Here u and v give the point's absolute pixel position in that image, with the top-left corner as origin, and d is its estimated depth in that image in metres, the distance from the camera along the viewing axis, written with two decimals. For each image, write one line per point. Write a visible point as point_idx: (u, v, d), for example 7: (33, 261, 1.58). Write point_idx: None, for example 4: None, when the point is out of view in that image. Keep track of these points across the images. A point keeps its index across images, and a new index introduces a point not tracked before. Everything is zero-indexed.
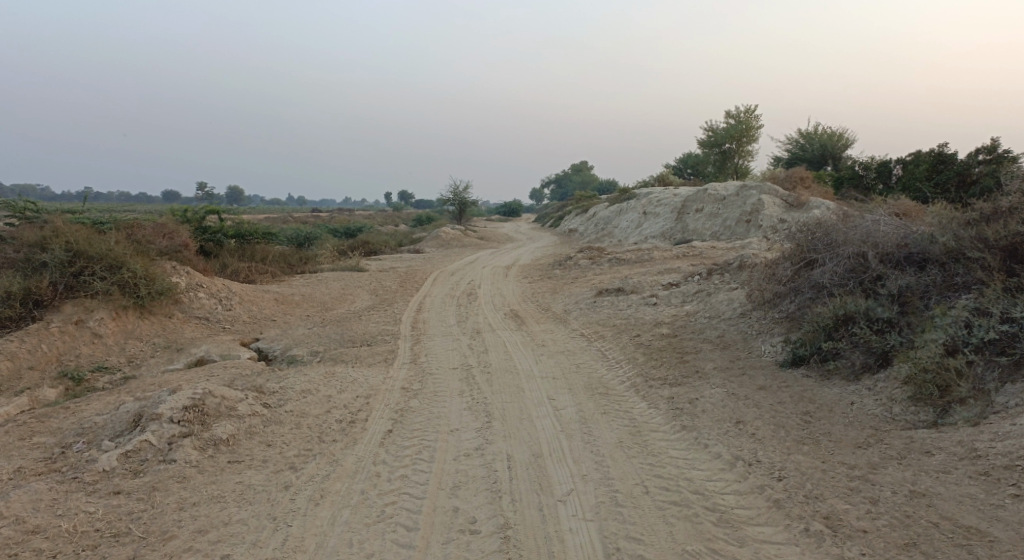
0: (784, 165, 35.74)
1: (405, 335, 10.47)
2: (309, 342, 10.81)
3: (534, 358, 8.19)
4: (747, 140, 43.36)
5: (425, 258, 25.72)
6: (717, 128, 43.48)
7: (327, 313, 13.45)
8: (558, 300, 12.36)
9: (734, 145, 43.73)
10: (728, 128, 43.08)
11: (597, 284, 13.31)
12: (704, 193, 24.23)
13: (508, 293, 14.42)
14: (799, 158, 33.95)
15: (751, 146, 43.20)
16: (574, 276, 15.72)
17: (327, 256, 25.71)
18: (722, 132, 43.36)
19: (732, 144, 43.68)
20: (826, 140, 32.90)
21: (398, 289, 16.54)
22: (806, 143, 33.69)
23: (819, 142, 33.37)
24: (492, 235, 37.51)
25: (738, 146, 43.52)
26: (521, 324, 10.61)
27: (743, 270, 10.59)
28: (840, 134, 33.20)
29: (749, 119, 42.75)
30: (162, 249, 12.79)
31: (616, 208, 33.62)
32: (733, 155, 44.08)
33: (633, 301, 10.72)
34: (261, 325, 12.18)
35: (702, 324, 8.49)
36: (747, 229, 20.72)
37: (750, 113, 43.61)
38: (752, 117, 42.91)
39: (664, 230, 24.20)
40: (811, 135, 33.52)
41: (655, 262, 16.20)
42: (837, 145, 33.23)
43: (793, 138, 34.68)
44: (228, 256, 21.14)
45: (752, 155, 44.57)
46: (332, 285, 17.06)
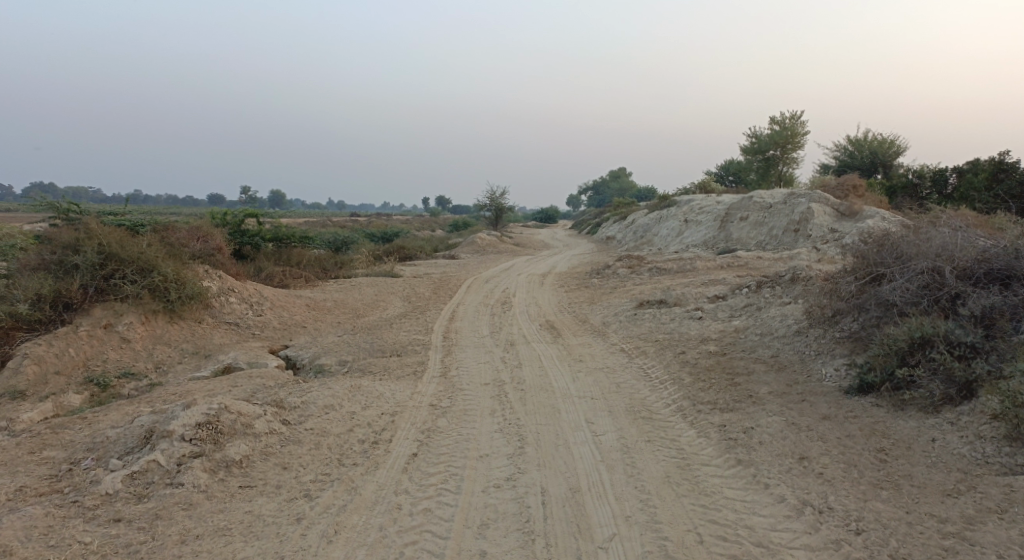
0: (830, 172, 34.60)
1: (437, 346, 10.07)
2: (338, 351, 10.48)
3: (571, 375, 7.68)
4: (792, 147, 42.14)
5: (460, 264, 25.38)
6: (761, 134, 42.36)
7: (358, 320, 13.15)
8: (597, 311, 11.83)
9: (778, 151, 42.53)
10: (772, 134, 41.95)
11: (638, 295, 12.72)
12: (748, 201, 23.41)
13: (544, 303, 13.93)
14: (847, 165, 32.77)
15: (796, 153, 41.96)
16: (613, 286, 15.16)
17: (362, 261, 25.58)
18: (766, 139, 42.23)
19: (775, 151, 42.51)
20: (876, 147, 31.69)
21: (432, 296, 16.19)
22: (854, 149, 32.50)
23: (868, 148, 32.15)
24: (529, 241, 37.09)
25: (782, 153, 42.33)
26: (558, 336, 10.11)
27: (796, 284, 9.92)
28: (890, 141, 31.93)
29: (795, 125, 41.55)
30: (195, 252, 12.64)
31: (656, 215, 32.88)
32: (777, 162, 42.88)
33: (676, 315, 10.13)
34: (291, 331, 11.93)
35: (753, 342, 7.88)
36: (795, 239, 19.94)
37: (795, 119, 42.41)
38: (797, 123, 41.70)
39: (707, 239, 23.47)
40: (860, 141, 32.31)
41: (698, 273, 15.55)
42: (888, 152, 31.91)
43: (841, 145, 33.50)
44: (264, 260, 21.12)
45: (797, 162, 43.31)
46: (365, 291, 16.81)
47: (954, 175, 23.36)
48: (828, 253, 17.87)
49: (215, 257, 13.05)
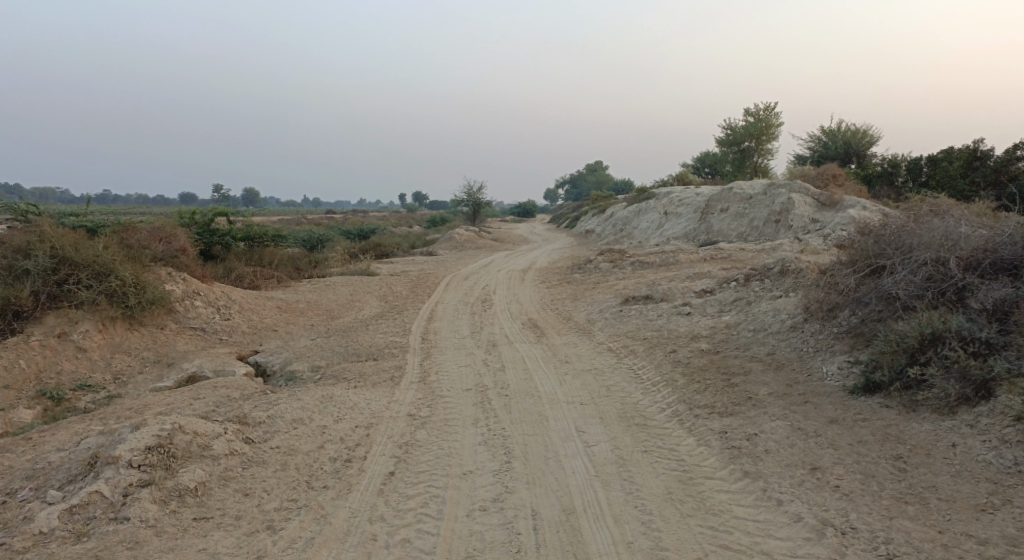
0: (806, 163, 34.61)
1: (415, 348, 9.60)
2: (311, 356, 9.95)
3: (557, 379, 7.26)
4: (766, 138, 42.16)
5: (437, 261, 24.85)
6: (736, 126, 42.32)
7: (332, 322, 12.60)
8: (580, 308, 11.42)
9: (753, 143, 42.53)
10: (747, 126, 41.91)
11: (621, 290, 12.35)
12: (728, 192, 23.19)
13: (525, 300, 13.49)
14: (822, 156, 32.79)
15: (770, 144, 41.98)
16: (595, 281, 14.78)
17: (337, 259, 24.92)
18: (741, 131, 42.21)
19: (750, 142, 42.50)
20: (850, 138, 31.74)
21: (409, 295, 15.67)
22: (828, 140, 32.52)
23: (842, 138, 32.18)
24: (507, 237, 36.62)
25: (757, 145, 42.33)
26: (541, 335, 9.69)
27: (787, 276, 9.58)
28: (864, 131, 31.98)
29: (769, 117, 41.57)
30: (157, 254, 11.98)
31: (634, 208, 32.59)
32: (752, 153, 42.88)
33: (664, 310, 9.76)
34: (261, 335, 11.35)
35: (746, 339, 7.53)
36: (776, 230, 19.77)
37: (769, 110, 42.47)
38: (771, 115, 41.70)
39: (687, 231, 23.23)
40: (834, 131, 32.32)
41: (681, 266, 15.22)
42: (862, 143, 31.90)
43: (816, 136, 33.51)
44: (235, 260, 20.41)
45: (772, 154, 43.36)
46: (340, 291, 16.23)
47: (929, 163, 23.38)
48: (810, 244, 17.70)
49: (179, 259, 12.39)
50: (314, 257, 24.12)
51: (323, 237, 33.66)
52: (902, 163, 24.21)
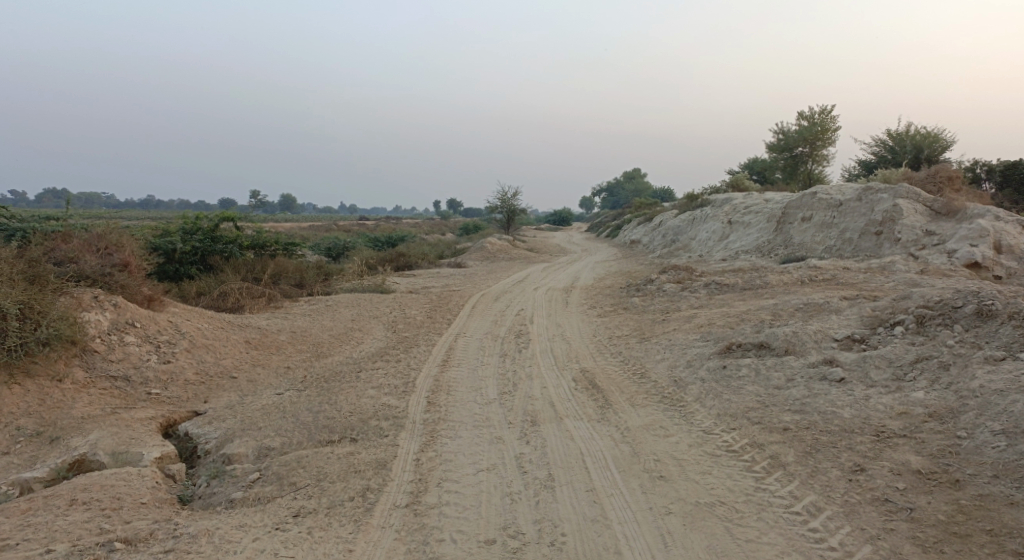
0: (868, 169, 30.65)
1: (416, 424, 6.37)
2: (262, 426, 6.78)
3: (655, 530, 3.91)
4: (822, 143, 38.10)
5: (466, 274, 21.59)
6: (788, 130, 38.42)
7: (316, 363, 9.45)
8: (655, 358, 8.01)
9: (807, 148, 38.47)
10: (800, 130, 37.91)
11: (707, 330, 8.92)
12: (809, 197, 19.54)
13: (575, 336, 10.15)
14: (889, 163, 28.79)
15: (827, 150, 37.86)
16: (662, 311, 11.35)
17: (351, 271, 21.89)
18: (793, 135, 38.18)
19: (803, 147, 38.51)
20: (922, 140, 27.61)
21: (424, 322, 12.44)
22: (894, 144, 28.49)
23: (910, 143, 28.12)
24: (544, 246, 33.31)
25: (811, 150, 38.36)
26: (606, 407, 6.32)
27: (997, 325, 6.09)
28: (936, 135, 27.92)
29: (824, 119, 37.43)
30: (83, 271, 9.00)
31: (688, 216, 28.99)
32: (806, 159, 38.86)
33: (796, 372, 6.32)
34: (211, 386, 8.24)
35: (1003, 457, 4.10)
36: (878, 244, 16.21)
37: (823, 112, 39.15)
38: (827, 118, 37.62)
39: (760, 244, 19.68)
40: (901, 135, 28.26)
41: (776, 290, 11.78)
42: (933, 148, 27.82)
43: (877, 139, 29.46)
44: (227, 272, 17.52)
45: (828, 159, 39.28)
46: (340, 316, 13.10)
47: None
48: (929, 263, 14.09)
49: (116, 276, 9.38)
50: (326, 268, 21.12)
51: (345, 244, 30.71)
52: (999, 168, 20.27)
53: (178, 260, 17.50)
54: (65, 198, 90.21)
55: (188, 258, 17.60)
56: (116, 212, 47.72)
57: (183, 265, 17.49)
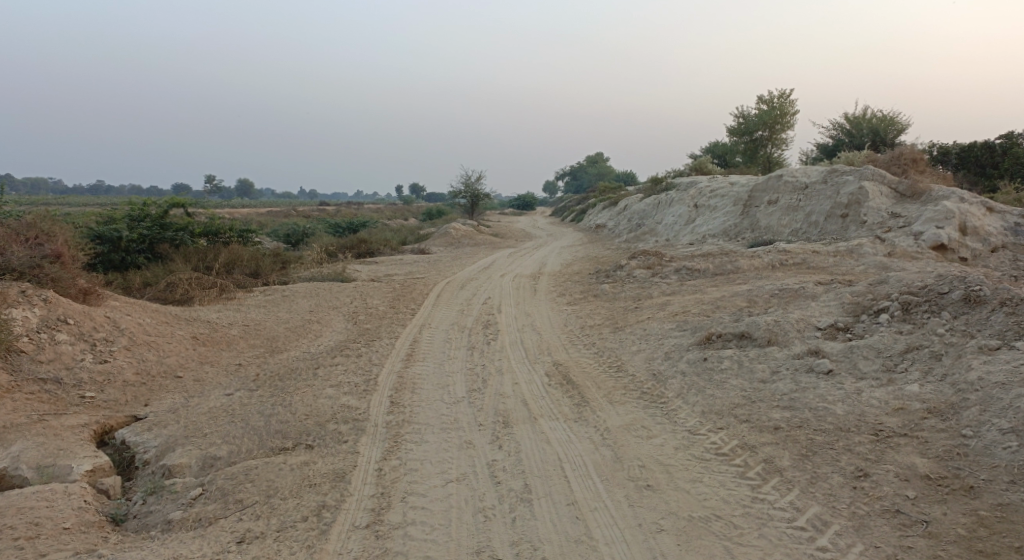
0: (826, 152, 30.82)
1: (378, 428, 5.87)
2: (208, 432, 6.18)
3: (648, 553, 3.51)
4: (781, 127, 38.29)
5: (430, 261, 20.99)
6: (748, 114, 38.50)
7: (270, 359, 8.83)
8: (631, 350, 7.62)
9: (766, 132, 38.65)
10: (760, 114, 38.03)
11: (683, 319, 8.57)
12: (775, 180, 19.43)
13: (545, 326, 9.71)
14: (846, 146, 28.97)
15: (786, 133, 38.09)
16: (634, 299, 10.99)
17: (310, 259, 21.09)
18: (754, 119, 38.29)
19: (763, 131, 38.67)
20: (879, 124, 27.82)
21: (386, 312, 11.86)
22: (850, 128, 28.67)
23: (867, 126, 28.33)
24: (508, 231, 32.82)
25: (771, 134, 38.55)
26: (583, 405, 5.90)
27: (987, 311, 5.84)
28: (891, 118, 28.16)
29: (783, 103, 37.61)
30: (8, 263, 8.19)
31: (653, 200, 28.81)
32: (766, 143, 39.03)
33: (782, 363, 5.99)
34: (153, 387, 7.57)
35: (1016, 459, 3.81)
36: (844, 227, 16.15)
37: (783, 95, 39.32)
38: (786, 102, 37.80)
39: (726, 228, 19.53)
40: (857, 119, 28.43)
41: (748, 275, 11.52)
42: (889, 131, 28.06)
43: (835, 123, 29.62)
44: (177, 262, 16.62)
45: (788, 143, 39.54)
46: (296, 307, 12.43)
47: (992, 149, 19.55)
48: (896, 246, 14.03)
49: (45, 269, 8.58)
50: (283, 256, 20.28)
51: (305, 231, 29.75)
52: (956, 150, 20.43)
53: (124, 248, 16.51)
54: (8, 185, 86.17)
55: (135, 247, 16.67)
56: (63, 200, 45.62)
57: (129, 254, 16.51)
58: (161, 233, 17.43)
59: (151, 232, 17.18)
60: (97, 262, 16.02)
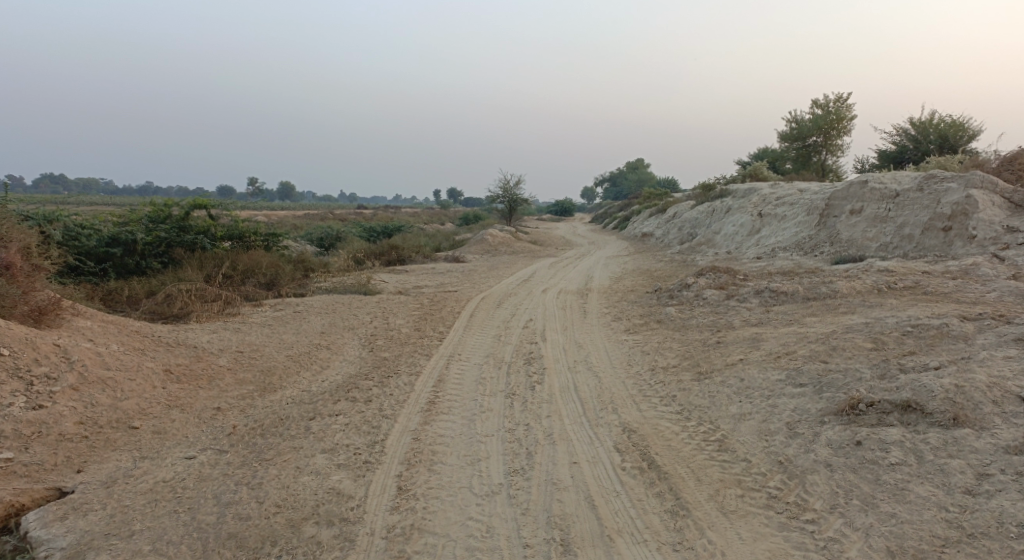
0: (882, 159, 27.60)
1: (377, 543, 4.04)
2: (137, 533, 4.39)
3: None
4: (836, 133, 35.56)
5: (465, 271, 19.18)
6: (801, 119, 35.83)
7: (258, 403, 7.02)
8: (729, 411, 5.56)
9: (820, 138, 35.96)
10: (814, 119, 35.38)
11: (792, 366, 6.46)
12: (857, 187, 17.09)
13: (603, 364, 7.71)
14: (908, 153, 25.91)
15: (841, 140, 35.35)
16: (711, 330, 8.89)
17: (336, 267, 19.47)
18: (807, 124, 35.66)
19: (816, 138, 36.04)
20: (946, 130, 24.87)
21: (411, 336, 9.99)
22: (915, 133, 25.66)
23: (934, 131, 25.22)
24: (547, 238, 30.89)
25: (825, 140, 35.87)
26: (682, 520, 3.96)
27: None
28: (963, 124, 24.89)
29: (839, 108, 34.94)
30: None
31: (707, 207, 26.57)
32: (819, 150, 36.35)
33: (991, 464, 3.90)
34: (97, 445, 5.82)
35: None
36: (946, 242, 13.79)
37: (840, 101, 36.75)
38: (843, 106, 35.02)
39: (800, 241, 17.23)
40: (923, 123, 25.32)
41: (852, 301, 9.37)
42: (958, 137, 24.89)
43: (899, 127, 26.52)
44: (190, 268, 15.13)
45: (842, 150, 36.75)
46: (308, 327, 10.66)
47: None
48: (1022, 266, 11.63)
49: None
50: (307, 262, 18.67)
51: (337, 235, 28.30)
52: None
53: (137, 252, 15.09)
54: (61, 185, 87.60)
55: (150, 251, 15.29)
56: (107, 201, 45.35)
57: (143, 259, 15.13)
58: (178, 236, 15.95)
59: (166, 235, 15.72)
60: (107, 267, 14.61)
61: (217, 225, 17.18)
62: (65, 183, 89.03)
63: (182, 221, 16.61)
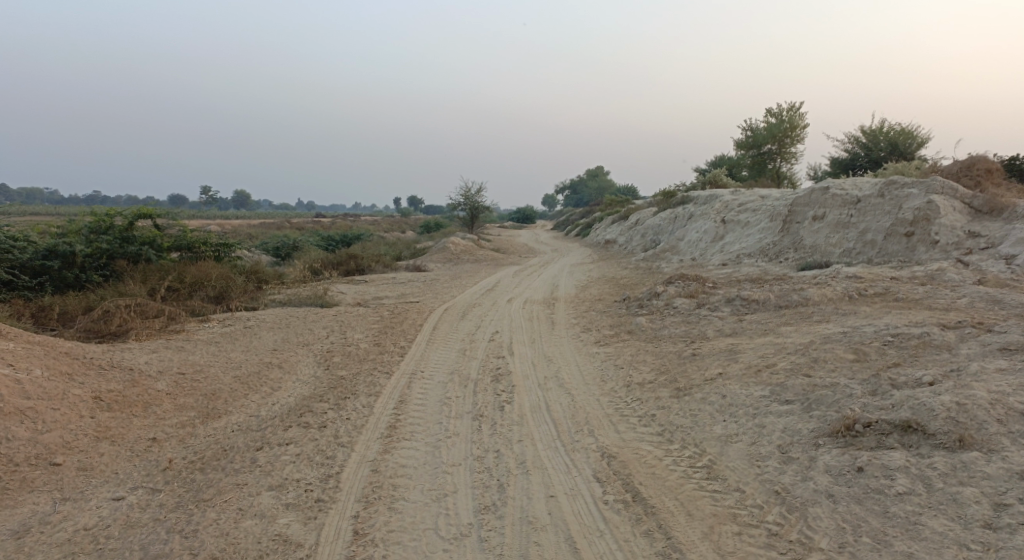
0: (834, 166, 27.82)
1: None
2: None
3: None
4: (790, 141, 36.07)
5: (426, 281, 18.61)
6: (756, 127, 36.25)
7: (199, 432, 6.37)
8: (714, 432, 5.17)
9: (774, 146, 36.46)
10: (769, 127, 35.84)
11: (775, 380, 6.12)
12: (819, 193, 17.12)
13: (575, 381, 7.27)
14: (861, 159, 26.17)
15: (796, 147, 35.87)
16: (685, 341, 8.56)
17: (291, 278, 18.68)
18: (762, 132, 36.11)
19: (771, 145, 36.51)
20: (896, 137, 25.19)
21: (370, 352, 9.41)
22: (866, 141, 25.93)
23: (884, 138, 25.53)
24: (510, 246, 30.50)
25: (780, 148, 36.36)
26: None
27: None
28: (912, 132, 25.24)
29: (793, 117, 35.46)
30: None
31: (669, 214, 26.53)
32: (774, 157, 36.83)
33: (1008, 493, 3.59)
34: (11, 488, 5.12)
35: None
36: (909, 247, 13.81)
37: (793, 109, 37.32)
38: (796, 115, 35.55)
39: (764, 248, 17.17)
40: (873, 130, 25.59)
41: (825, 309, 9.16)
42: (908, 144, 25.23)
43: (851, 134, 26.80)
44: (133, 281, 14.22)
45: (797, 157, 37.30)
46: (259, 344, 9.98)
47: None
48: (985, 271, 11.63)
49: None
50: (260, 273, 17.85)
51: (294, 245, 27.41)
52: None
53: (77, 265, 14.14)
54: (2, 194, 83.80)
55: (90, 264, 14.35)
56: (51, 211, 43.31)
57: (83, 272, 14.17)
58: (121, 247, 15.03)
59: (109, 246, 14.79)
60: (43, 281, 13.63)
61: (165, 235, 16.30)
62: (8, 192, 85.25)
63: (126, 232, 15.68)
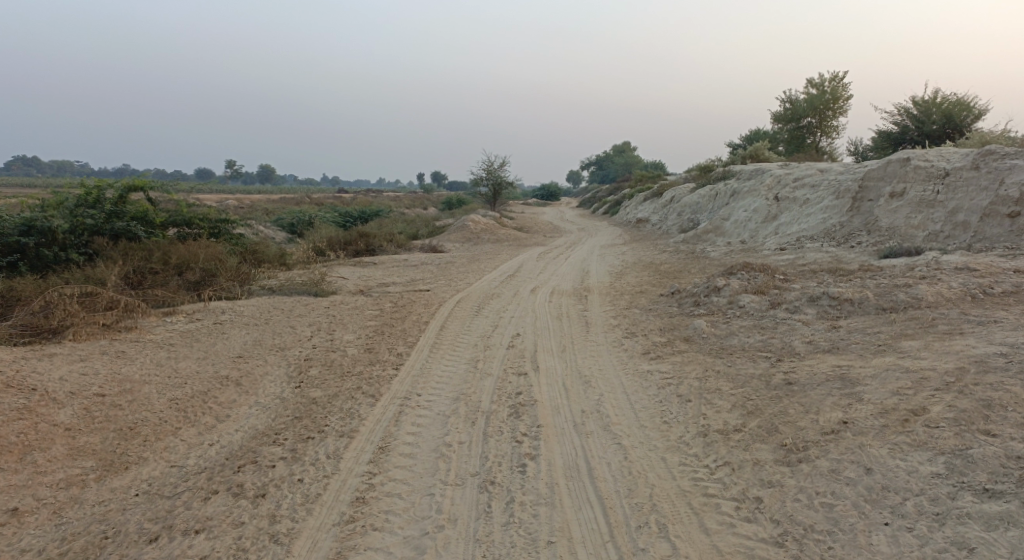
0: (880, 139, 24.84)
1: None
2: None
3: None
4: (832, 114, 33.20)
5: (440, 264, 16.58)
6: (795, 98, 33.38)
7: (82, 500, 4.40)
8: (876, 552, 3.30)
9: (815, 119, 33.60)
10: (809, 99, 32.96)
11: (944, 441, 3.98)
12: (896, 165, 14.69)
13: (627, 420, 5.17)
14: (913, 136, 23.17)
15: (838, 120, 33.01)
16: (768, 359, 6.41)
17: (292, 260, 16.72)
18: (802, 104, 33.24)
19: (811, 118, 33.64)
20: (951, 109, 22.10)
21: (358, 363, 7.38)
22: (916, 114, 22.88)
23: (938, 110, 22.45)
24: (535, 225, 28.29)
25: (820, 122, 33.50)
26: None
27: None
28: (967, 102, 22.11)
29: (836, 87, 32.54)
30: None
31: (709, 190, 24.13)
32: (814, 132, 33.99)
33: None
34: None
35: None
36: (1014, 230, 11.43)
37: (835, 80, 34.23)
38: (840, 85, 32.61)
39: (829, 229, 14.83)
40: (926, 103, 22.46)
41: (950, 315, 6.95)
42: (966, 117, 22.25)
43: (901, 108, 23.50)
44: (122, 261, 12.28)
45: (838, 131, 34.36)
46: (224, 347, 7.97)
47: None
48: None
49: None
50: (261, 254, 15.93)
51: (308, 221, 25.52)
52: None
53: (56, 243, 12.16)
54: (33, 168, 83.79)
55: (72, 242, 12.44)
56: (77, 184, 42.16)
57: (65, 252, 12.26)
58: (108, 222, 13.09)
59: (93, 221, 12.86)
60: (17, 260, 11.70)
61: (159, 211, 14.44)
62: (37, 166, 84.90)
63: (117, 205, 13.72)
